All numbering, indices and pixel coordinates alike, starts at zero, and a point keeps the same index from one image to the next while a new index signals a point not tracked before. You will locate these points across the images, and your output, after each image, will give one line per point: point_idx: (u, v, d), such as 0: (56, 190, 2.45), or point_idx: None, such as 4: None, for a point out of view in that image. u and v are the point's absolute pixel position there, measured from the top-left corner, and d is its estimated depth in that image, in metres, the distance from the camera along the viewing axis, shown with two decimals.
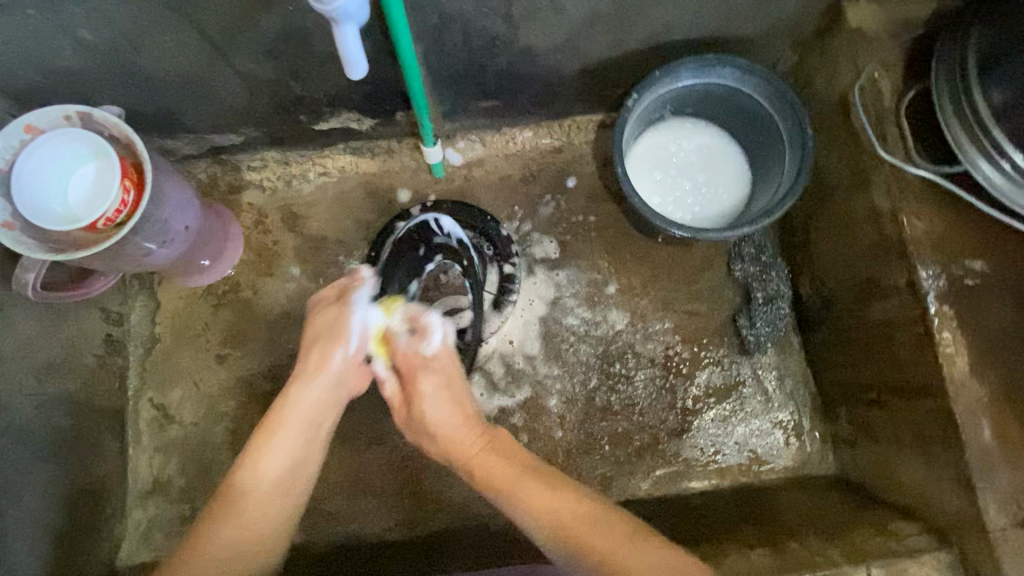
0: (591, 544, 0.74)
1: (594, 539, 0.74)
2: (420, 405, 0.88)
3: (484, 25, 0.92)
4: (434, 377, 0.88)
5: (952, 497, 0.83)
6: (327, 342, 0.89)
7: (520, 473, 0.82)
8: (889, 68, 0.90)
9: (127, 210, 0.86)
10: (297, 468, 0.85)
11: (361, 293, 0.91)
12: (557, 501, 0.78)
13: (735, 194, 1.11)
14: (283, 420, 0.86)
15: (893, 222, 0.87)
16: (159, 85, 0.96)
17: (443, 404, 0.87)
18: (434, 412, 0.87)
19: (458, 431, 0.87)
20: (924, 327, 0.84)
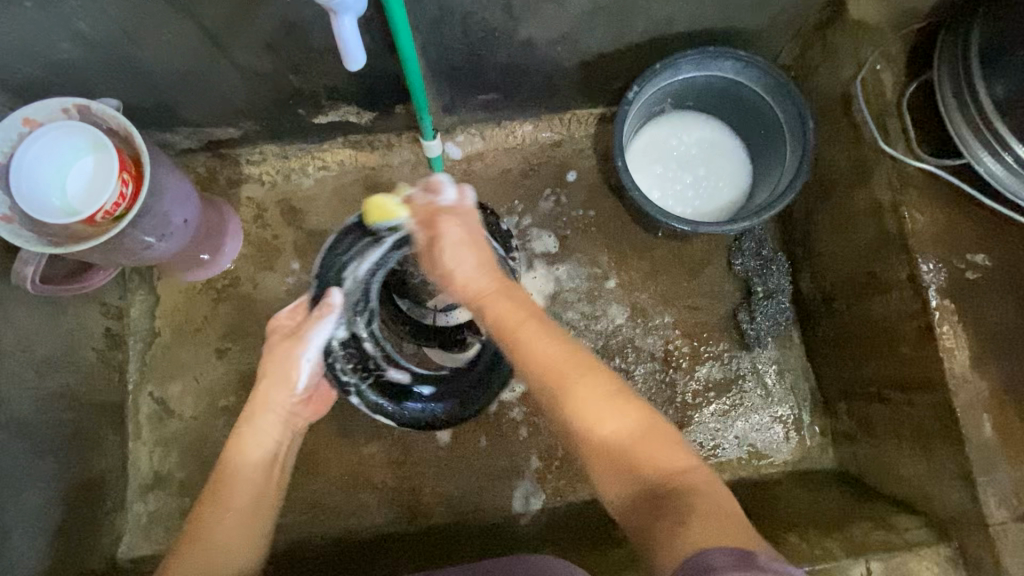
0: (581, 390, 0.68)
1: (590, 398, 0.67)
2: (442, 244, 0.79)
3: (484, 17, 0.91)
4: (462, 227, 0.80)
5: (953, 492, 0.83)
6: (274, 385, 0.92)
7: (532, 324, 0.72)
8: (891, 60, 0.89)
9: (126, 203, 0.85)
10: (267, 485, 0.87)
11: (325, 327, 0.92)
12: (560, 354, 0.70)
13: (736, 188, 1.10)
14: (245, 445, 0.88)
15: (895, 216, 0.86)
16: (156, 79, 0.96)
17: (465, 253, 0.78)
18: (455, 266, 0.78)
19: (472, 276, 0.77)
20: (925, 321, 0.83)
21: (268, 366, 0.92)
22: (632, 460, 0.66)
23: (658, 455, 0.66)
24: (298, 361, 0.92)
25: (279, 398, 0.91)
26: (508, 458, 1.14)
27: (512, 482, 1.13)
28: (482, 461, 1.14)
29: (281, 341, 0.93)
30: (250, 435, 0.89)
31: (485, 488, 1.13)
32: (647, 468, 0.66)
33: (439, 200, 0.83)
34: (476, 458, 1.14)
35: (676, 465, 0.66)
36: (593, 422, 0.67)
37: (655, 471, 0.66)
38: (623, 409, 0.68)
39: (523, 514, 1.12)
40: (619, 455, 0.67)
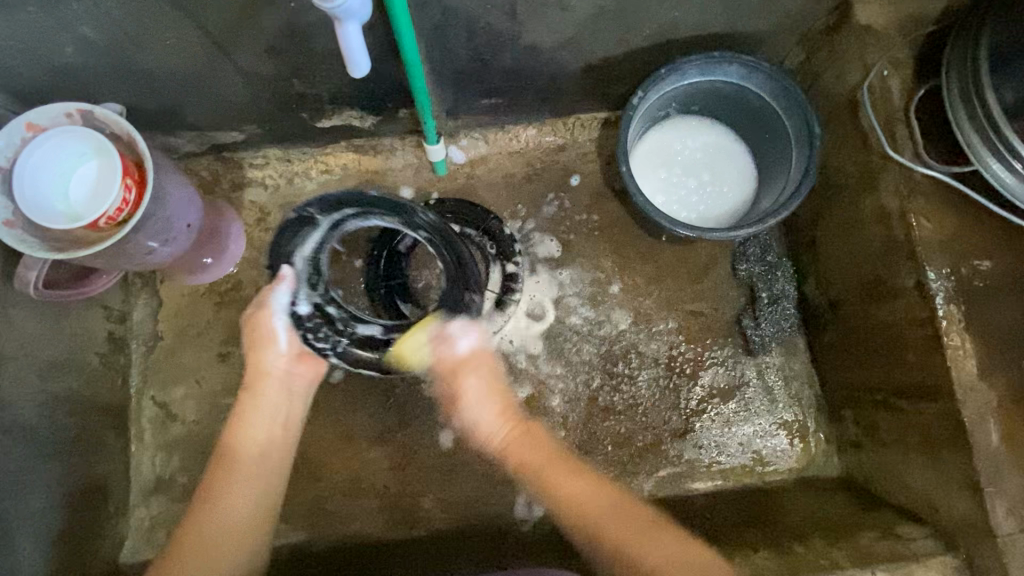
0: (603, 526, 0.87)
1: (617, 527, 0.86)
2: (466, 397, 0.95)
3: (488, 22, 0.90)
4: (476, 375, 0.95)
5: (959, 501, 0.82)
6: (258, 359, 0.95)
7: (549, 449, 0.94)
8: (898, 65, 0.88)
9: (129, 209, 0.85)
10: (266, 454, 0.91)
11: (278, 293, 0.93)
12: (587, 491, 0.90)
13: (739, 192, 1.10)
14: (246, 413, 0.93)
15: (901, 222, 0.85)
16: (160, 83, 0.96)
17: (486, 411, 0.96)
18: (482, 421, 0.95)
19: (496, 426, 0.96)
20: (932, 328, 0.83)
21: (252, 342, 0.95)
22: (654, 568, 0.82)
23: (675, 547, 0.84)
24: (273, 329, 0.94)
25: (268, 360, 0.95)
26: None
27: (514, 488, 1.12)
28: (485, 466, 1.13)
29: (253, 314, 0.96)
30: (250, 401, 0.94)
31: (488, 494, 1.12)
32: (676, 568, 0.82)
33: (453, 352, 0.94)
34: (479, 464, 1.13)
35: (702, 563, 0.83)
36: (626, 551, 0.84)
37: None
38: (649, 541, 0.85)
39: (525, 521, 1.11)
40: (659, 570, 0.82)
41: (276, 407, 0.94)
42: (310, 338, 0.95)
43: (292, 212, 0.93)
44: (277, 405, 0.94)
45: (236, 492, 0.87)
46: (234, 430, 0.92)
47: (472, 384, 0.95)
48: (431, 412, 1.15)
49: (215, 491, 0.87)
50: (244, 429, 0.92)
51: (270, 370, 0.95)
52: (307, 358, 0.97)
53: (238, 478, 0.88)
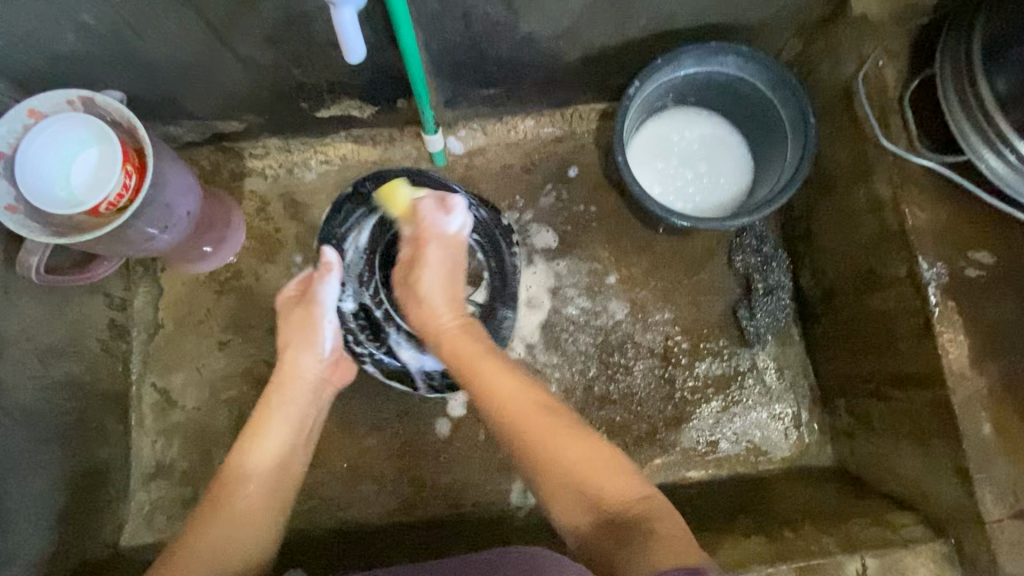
0: (536, 421, 0.81)
1: (545, 433, 0.80)
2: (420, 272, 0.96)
3: (485, 11, 0.91)
4: (437, 267, 0.96)
5: (949, 490, 0.83)
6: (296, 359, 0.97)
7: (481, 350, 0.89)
8: (893, 56, 0.88)
9: (129, 195, 0.86)
10: (289, 458, 0.92)
11: (332, 286, 0.98)
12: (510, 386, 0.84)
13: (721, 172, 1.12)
14: (273, 411, 0.93)
15: (895, 212, 0.86)
16: (160, 72, 0.96)
17: (440, 283, 0.95)
18: (429, 286, 0.95)
19: (441, 316, 0.93)
20: (924, 318, 0.83)
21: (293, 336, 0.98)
22: (574, 476, 0.78)
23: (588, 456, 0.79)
24: (318, 328, 0.98)
25: (305, 358, 0.97)
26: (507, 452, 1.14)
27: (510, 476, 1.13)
28: (481, 455, 1.14)
29: (298, 306, 0.99)
30: (280, 397, 0.94)
31: (484, 482, 1.13)
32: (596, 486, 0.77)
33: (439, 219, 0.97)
34: (475, 452, 1.14)
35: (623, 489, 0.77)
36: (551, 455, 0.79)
37: (608, 490, 0.77)
38: (570, 445, 0.79)
39: (521, 508, 1.12)
40: (577, 490, 0.78)
41: (304, 412, 0.96)
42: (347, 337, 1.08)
43: (348, 189, 1.08)
44: (305, 411, 0.96)
45: (254, 494, 0.87)
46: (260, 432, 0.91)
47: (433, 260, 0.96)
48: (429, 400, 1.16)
49: (233, 488, 0.86)
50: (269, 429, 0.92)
51: (306, 370, 0.97)
52: (340, 366, 1.02)
53: (258, 478, 0.88)
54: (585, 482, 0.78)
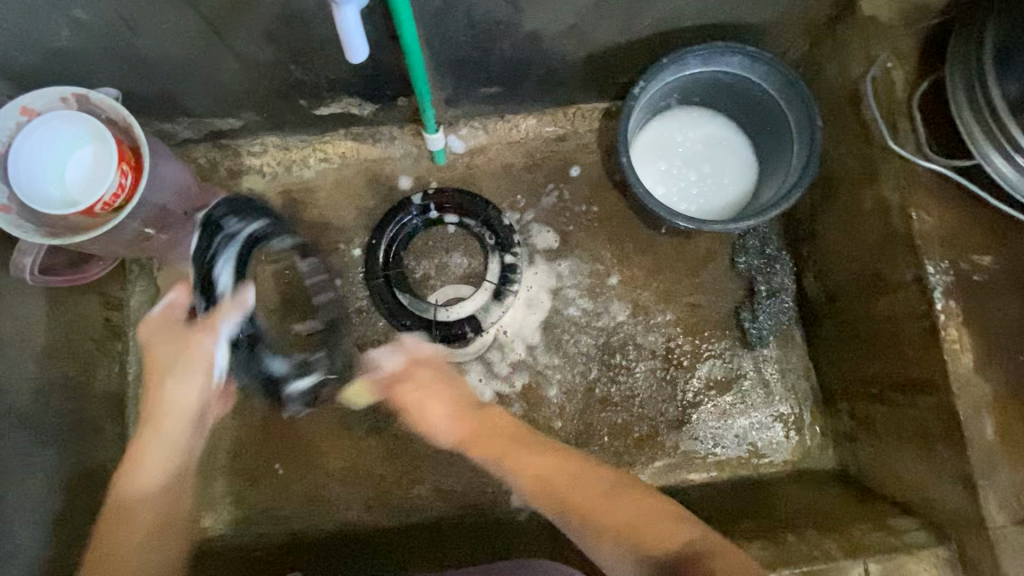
0: (578, 494, 0.88)
1: (570, 489, 0.89)
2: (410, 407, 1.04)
3: (488, 8, 0.89)
4: (423, 392, 1.03)
5: (952, 493, 0.82)
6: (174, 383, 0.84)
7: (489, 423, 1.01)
8: (901, 57, 0.88)
9: (125, 195, 0.84)
10: (172, 502, 0.84)
11: (227, 324, 0.88)
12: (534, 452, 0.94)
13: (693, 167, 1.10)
14: (147, 451, 0.83)
15: (902, 215, 0.85)
16: (156, 68, 0.95)
17: (437, 410, 1.03)
18: (435, 421, 1.03)
19: (450, 428, 1.04)
20: (929, 323, 0.83)
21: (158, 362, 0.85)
22: (615, 530, 0.84)
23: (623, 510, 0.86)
24: (205, 352, 0.86)
25: (180, 390, 0.85)
26: None
27: None
28: None
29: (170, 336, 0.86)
30: (152, 435, 0.83)
31: (485, 484, 1.13)
32: (628, 530, 0.83)
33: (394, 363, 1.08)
34: None
35: (662, 534, 0.83)
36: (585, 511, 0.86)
37: (655, 542, 0.82)
38: (607, 505, 0.86)
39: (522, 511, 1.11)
40: (620, 541, 0.83)
41: (185, 452, 0.85)
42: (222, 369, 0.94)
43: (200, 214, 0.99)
44: (187, 450, 0.85)
45: (126, 545, 0.79)
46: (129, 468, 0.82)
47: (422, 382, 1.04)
48: None
49: (109, 540, 0.79)
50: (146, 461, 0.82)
51: (178, 402, 0.84)
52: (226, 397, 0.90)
53: (135, 527, 0.80)
54: (626, 532, 0.83)
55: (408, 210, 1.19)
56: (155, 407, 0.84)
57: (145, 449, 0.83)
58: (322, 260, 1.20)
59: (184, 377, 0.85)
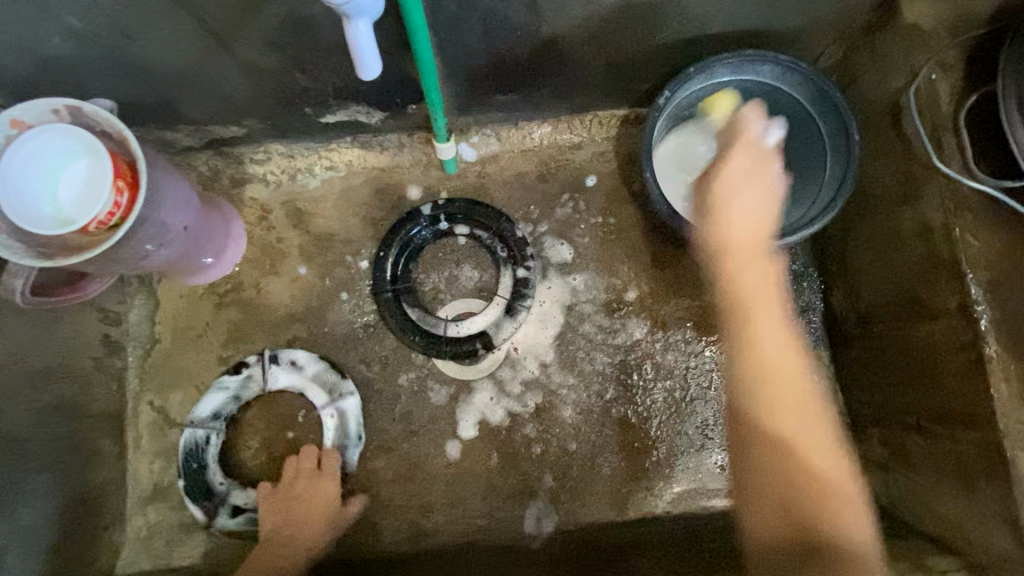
0: (816, 440, 0.72)
1: (792, 392, 0.74)
2: (738, 188, 0.83)
3: (506, 14, 0.84)
4: (762, 207, 0.83)
5: (995, 535, 0.77)
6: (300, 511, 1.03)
7: (772, 295, 0.79)
8: (947, 69, 0.82)
9: (121, 213, 0.80)
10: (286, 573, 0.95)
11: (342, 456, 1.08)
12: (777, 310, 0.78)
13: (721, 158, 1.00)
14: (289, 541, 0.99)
15: (946, 237, 0.80)
16: (154, 76, 0.90)
17: (752, 196, 0.83)
18: (748, 210, 0.83)
19: (742, 228, 0.82)
20: (975, 353, 0.78)
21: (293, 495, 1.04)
22: (795, 448, 0.72)
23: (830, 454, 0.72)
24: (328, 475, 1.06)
25: (324, 493, 1.04)
26: (521, 477, 1.09)
27: (524, 502, 1.08)
28: (493, 481, 1.09)
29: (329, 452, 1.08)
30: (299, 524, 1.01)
31: (497, 509, 1.08)
32: (806, 455, 0.72)
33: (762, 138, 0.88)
34: (488, 477, 1.09)
35: (840, 479, 0.71)
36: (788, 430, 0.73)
37: (847, 530, 0.69)
38: (842, 501, 0.70)
39: (535, 537, 1.07)
40: (780, 459, 0.72)
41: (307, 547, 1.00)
42: (193, 467, 1.08)
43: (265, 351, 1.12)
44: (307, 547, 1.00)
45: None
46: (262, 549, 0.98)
47: (739, 167, 0.84)
48: (438, 422, 1.11)
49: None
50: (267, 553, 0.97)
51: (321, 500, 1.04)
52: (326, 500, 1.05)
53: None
54: (801, 466, 0.71)
55: (418, 222, 1.14)
56: (295, 492, 1.04)
57: (287, 527, 1.01)
58: (328, 272, 1.16)
59: (325, 485, 1.05)
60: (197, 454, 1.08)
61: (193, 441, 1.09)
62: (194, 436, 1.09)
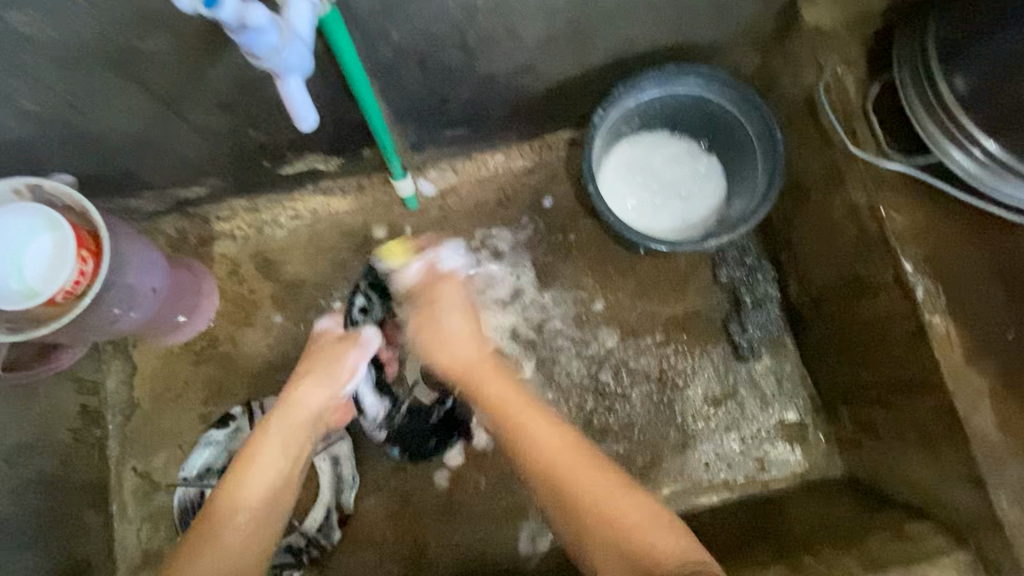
0: (577, 484, 0.79)
1: (586, 483, 0.78)
2: (436, 323, 0.96)
3: (440, 57, 0.90)
4: (458, 312, 0.97)
5: (964, 494, 0.80)
6: (320, 371, 0.97)
7: (492, 375, 0.92)
8: (851, 63, 0.89)
9: (87, 280, 0.83)
10: (279, 491, 0.88)
11: (354, 359, 0.99)
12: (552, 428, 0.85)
13: (672, 158, 1.11)
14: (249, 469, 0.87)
15: (873, 217, 0.85)
16: (112, 145, 0.94)
17: (457, 320, 0.96)
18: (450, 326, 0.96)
19: (463, 351, 0.94)
20: (915, 322, 0.82)
21: (318, 364, 0.98)
22: (629, 541, 0.74)
23: (672, 538, 0.74)
24: (351, 369, 0.99)
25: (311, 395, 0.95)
26: (512, 498, 1.10)
27: (516, 524, 1.09)
28: (485, 504, 1.10)
29: (325, 347, 1.01)
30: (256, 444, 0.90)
31: (491, 533, 1.09)
32: (643, 546, 0.73)
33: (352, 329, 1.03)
34: (478, 502, 1.10)
35: (613, 497, 0.77)
36: (617, 523, 0.75)
37: (636, 536, 0.74)
38: (607, 489, 0.78)
39: (530, 557, 1.08)
40: (589, 523, 0.76)
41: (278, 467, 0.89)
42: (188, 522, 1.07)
43: (257, 401, 1.12)
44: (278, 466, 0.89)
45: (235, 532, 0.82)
46: (256, 440, 0.90)
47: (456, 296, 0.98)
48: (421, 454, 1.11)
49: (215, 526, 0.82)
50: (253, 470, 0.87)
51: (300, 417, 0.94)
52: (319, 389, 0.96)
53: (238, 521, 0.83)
54: (635, 543, 0.73)
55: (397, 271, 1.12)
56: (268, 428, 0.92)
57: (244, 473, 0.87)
58: (302, 317, 1.18)
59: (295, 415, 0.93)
60: (191, 510, 1.08)
61: (185, 496, 1.09)
62: (187, 492, 1.09)
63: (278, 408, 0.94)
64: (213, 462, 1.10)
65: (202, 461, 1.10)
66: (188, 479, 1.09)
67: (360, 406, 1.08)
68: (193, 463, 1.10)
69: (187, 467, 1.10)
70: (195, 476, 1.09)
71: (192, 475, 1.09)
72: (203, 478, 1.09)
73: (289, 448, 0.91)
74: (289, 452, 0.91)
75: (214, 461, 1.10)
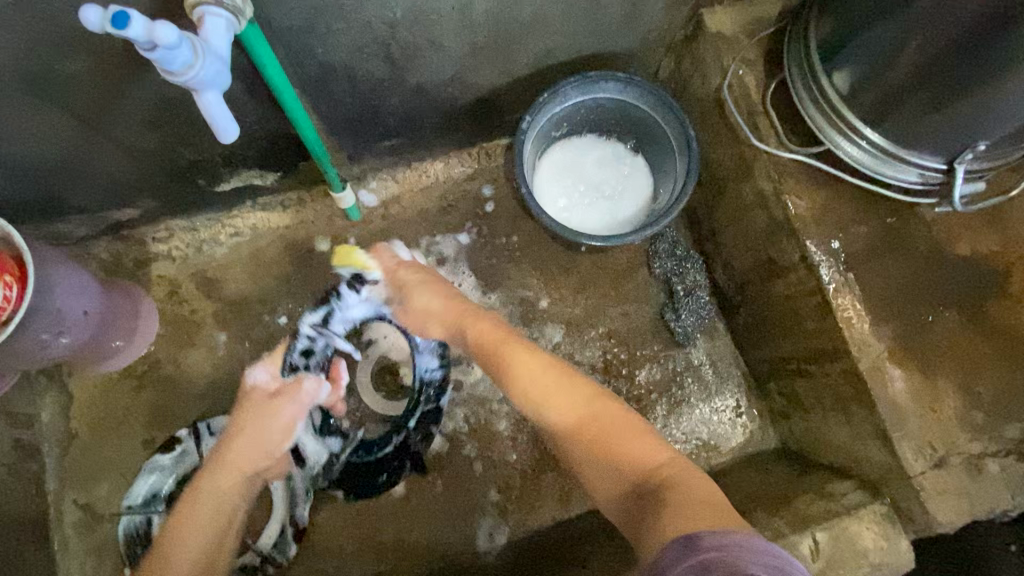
0: (564, 408, 0.78)
1: (572, 405, 0.78)
2: (411, 300, 0.99)
3: (367, 70, 0.93)
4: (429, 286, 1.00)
5: (875, 450, 0.88)
6: (255, 429, 0.97)
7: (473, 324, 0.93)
8: (750, 64, 0.97)
9: (12, 306, 0.84)
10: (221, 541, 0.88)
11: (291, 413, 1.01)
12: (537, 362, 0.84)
13: (599, 159, 1.17)
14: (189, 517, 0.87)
15: (779, 203, 0.92)
16: (36, 170, 0.92)
17: (428, 294, 0.98)
18: (426, 301, 0.98)
19: (442, 314, 0.96)
20: (821, 296, 0.89)
21: (251, 420, 0.97)
22: (619, 463, 0.73)
23: (652, 452, 0.72)
24: (285, 420, 1.00)
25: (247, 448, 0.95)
26: (468, 497, 1.12)
27: (474, 521, 1.11)
28: (442, 505, 1.11)
29: (261, 399, 1.01)
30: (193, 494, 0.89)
31: (450, 533, 1.10)
32: (631, 463, 0.72)
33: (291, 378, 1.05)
34: (435, 504, 1.11)
35: (595, 415, 0.77)
36: (595, 433, 0.75)
37: (625, 454, 0.73)
38: (591, 408, 0.77)
39: (489, 553, 1.10)
40: (581, 446, 0.75)
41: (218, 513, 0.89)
42: (135, 548, 1.06)
43: (203, 422, 1.11)
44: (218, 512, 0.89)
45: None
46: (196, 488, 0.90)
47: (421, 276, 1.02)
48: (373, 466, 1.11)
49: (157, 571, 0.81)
50: (186, 532, 0.85)
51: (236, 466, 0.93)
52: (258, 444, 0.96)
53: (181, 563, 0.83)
54: (621, 460, 0.73)
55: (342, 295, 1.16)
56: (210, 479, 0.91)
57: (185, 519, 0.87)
58: (248, 334, 1.17)
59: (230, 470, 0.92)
60: (137, 536, 1.06)
61: (131, 522, 1.07)
62: (133, 518, 1.07)
63: (214, 465, 0.92)
64: (158, 485, 1.08)
65: (147, 485, 1.08)
66: (133, 505, 1.07)
67: (303, 455, 1.10)
68: (137, 488, 1.08)
69: (131, 493, 1.08)
70: (140, 502, 1.07)
71: (137, 501, 1.07)
72: (149, 502, 1.07)
73: (221, 510, 0.89)
74: (221, 514, 0.89)
75: (160, 485, 1.08)
